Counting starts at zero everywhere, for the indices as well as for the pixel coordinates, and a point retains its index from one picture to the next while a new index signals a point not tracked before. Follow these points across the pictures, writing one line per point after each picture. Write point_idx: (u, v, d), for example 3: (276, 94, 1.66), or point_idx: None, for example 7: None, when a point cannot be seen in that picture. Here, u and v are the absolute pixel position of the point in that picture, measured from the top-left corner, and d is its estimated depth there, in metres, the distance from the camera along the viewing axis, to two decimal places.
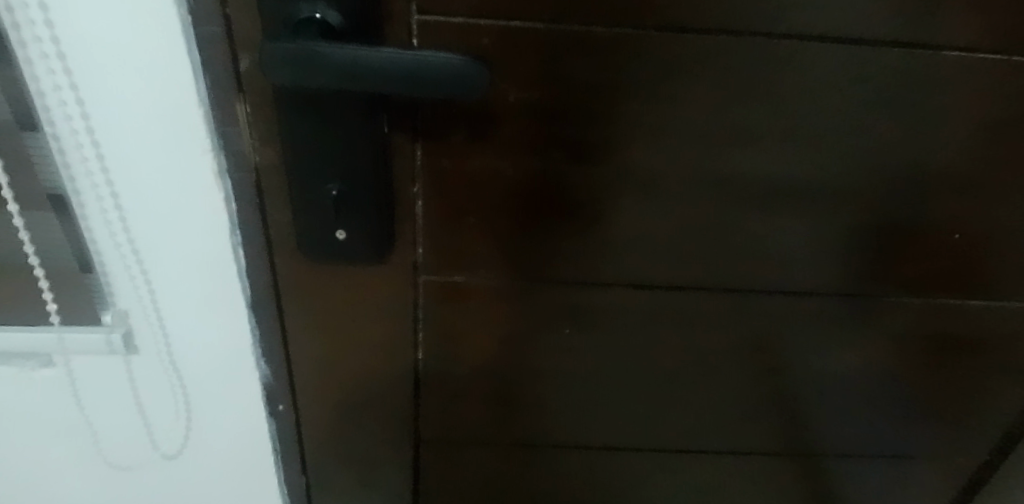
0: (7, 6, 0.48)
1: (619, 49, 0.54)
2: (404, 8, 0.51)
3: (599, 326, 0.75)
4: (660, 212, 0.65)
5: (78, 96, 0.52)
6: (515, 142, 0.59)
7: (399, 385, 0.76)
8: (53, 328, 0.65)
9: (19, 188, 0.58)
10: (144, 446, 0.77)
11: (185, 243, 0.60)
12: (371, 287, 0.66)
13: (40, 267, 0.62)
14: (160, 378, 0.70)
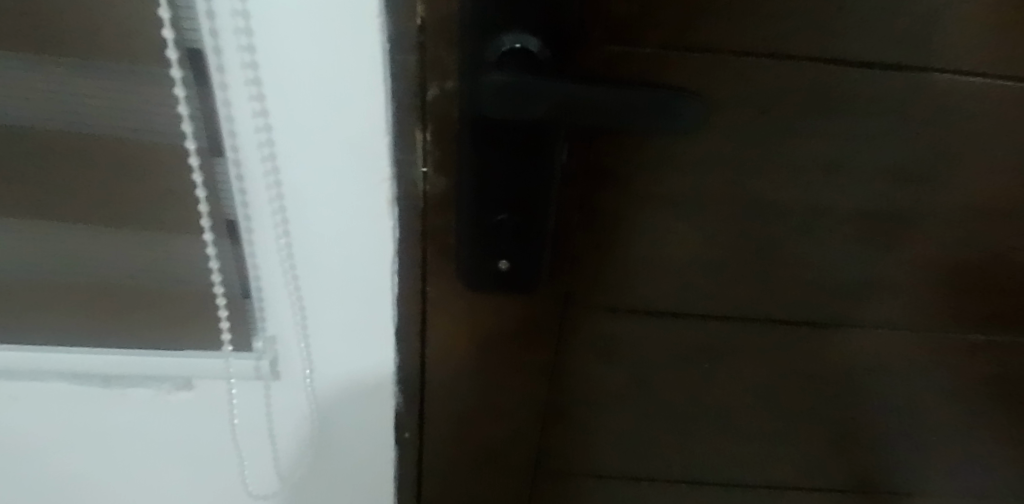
0: (212, 30, 0.48)
1: (826, 88, 0.48)
2: (598, 36, 0.46)
3: (744, 371, 0.70)
4: (834, 261, 0.59)
5: (269, 122, 0.52)
6: (692, 182, 0.54)
7: (528, 424, 0.72)
8: (221, 354, 0.65)
9: (216, 214, 0.58)
10: (269, 467, 0.76)
11: (344, 269, 0.60)
12: (513, 327, 0.62)
13: (223, 294, 0.62)
14: (297, 401, 0.69)
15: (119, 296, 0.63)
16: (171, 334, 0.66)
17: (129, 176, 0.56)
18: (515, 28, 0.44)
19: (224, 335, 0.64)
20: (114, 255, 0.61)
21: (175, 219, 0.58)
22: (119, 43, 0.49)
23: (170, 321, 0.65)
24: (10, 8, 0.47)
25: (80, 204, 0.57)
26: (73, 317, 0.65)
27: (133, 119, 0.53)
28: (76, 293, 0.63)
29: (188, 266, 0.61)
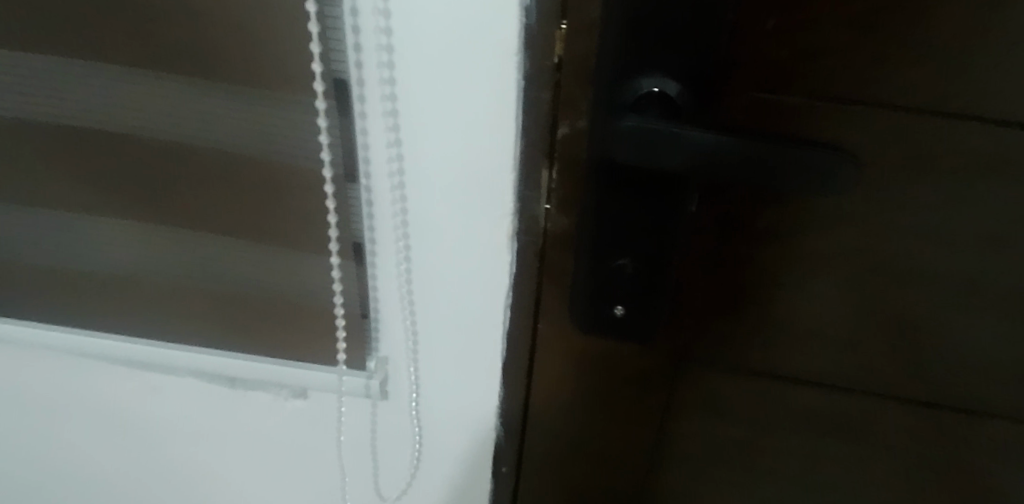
0: (356, 63, 0.50)
1: (990, 149, 0.44)
2: (739, 82, 0.45)
3: (883, 455, 0.63)
4: (991, 340, 0.53)
5: (401, 152, 0.53)
6: (829, 243, 0.50)
7: (631, 479, 0.68)
8: (332, 369, 0.66)
9: (344, 237, 0.58)
10: (368, 485, 0.78)
11: (460, 298, 0.60)
12: (623, 374, 0.60)
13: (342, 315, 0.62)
14: (402, 423, 0.70)
15: (239, 305, 0.65)
16: (292, 345, 0.66)
17: (256, 192, 0.57)
18: (654, 71, 0.43)
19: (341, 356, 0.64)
20: (240, 266, 0.62)
21: (297, 235, 0.59)
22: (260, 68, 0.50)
23: (291, 334, 0.65)
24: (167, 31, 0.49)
25: (212, 214, 0.59)
26: (196, 322, 0.67)
27: (266, 140, 0.54)
28: (201, 299, 0.65)
29: (313, 282, 0.61)
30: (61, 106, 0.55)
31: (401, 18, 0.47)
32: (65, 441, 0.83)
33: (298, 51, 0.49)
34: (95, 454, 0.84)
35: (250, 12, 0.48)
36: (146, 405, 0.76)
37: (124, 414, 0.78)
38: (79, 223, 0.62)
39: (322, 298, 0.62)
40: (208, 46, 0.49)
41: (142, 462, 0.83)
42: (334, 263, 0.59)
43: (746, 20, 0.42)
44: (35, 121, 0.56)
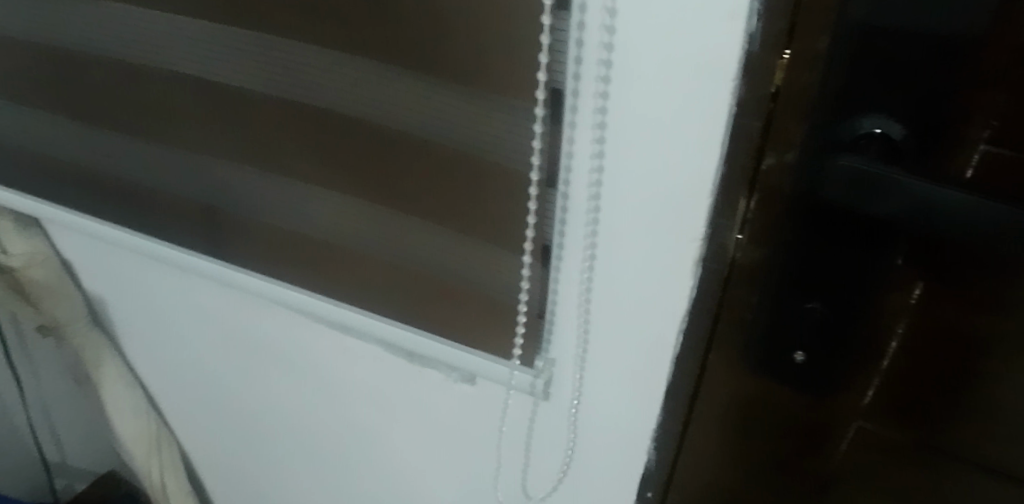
0: (574, 75, 0.52)
1: None
2: (974, 135, 0.42)
3: None
4: None
5: (601, 165, 0.55)
6: None
7: None
8: (507, 364, 0.67)
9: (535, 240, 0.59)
10: (515, 481, 0.80)
11: (634, 314, 0.61)
12: (794, 426, 0.56)
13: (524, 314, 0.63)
14: (558, 428, 0.72)
15: (422, 287, 0.67)
16: (470, 332, 0.68)
17: (453, 180, 0.58)
18: (879, 111, 0.41)
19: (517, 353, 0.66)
20: (426, 249, 0.64)
21: (486, 228, 0.60)
22: (469, 69, 0.52)
23: (471, 320, 0.67)
24: (393, 28, 0.52)
25: (410, 197, 0.61)
26: (382, 296, 0.71)
27: (464, 137, 0.55)
28: (390, 274, 0.68)
29: (493, 277, 0.62)
30: (294, 82, 0.59)
31: (625, 36, 0.49)
32: (269, 376, 0.95)
33: (512, 58, 0.50)
34: (288, 394, 0.95)
35: (470, 15, 0.50)
36: (335, 361, 0.85)
37: (315, 365, 0.87)
38: (292, 188, 0.67)
39: (500, 291, 0.63)
40: (426, 42, 0.52)
41: (323, 411, 0.92)
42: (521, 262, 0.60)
43: (993, 71, 0.39)
44: (270, 95, 0.62)
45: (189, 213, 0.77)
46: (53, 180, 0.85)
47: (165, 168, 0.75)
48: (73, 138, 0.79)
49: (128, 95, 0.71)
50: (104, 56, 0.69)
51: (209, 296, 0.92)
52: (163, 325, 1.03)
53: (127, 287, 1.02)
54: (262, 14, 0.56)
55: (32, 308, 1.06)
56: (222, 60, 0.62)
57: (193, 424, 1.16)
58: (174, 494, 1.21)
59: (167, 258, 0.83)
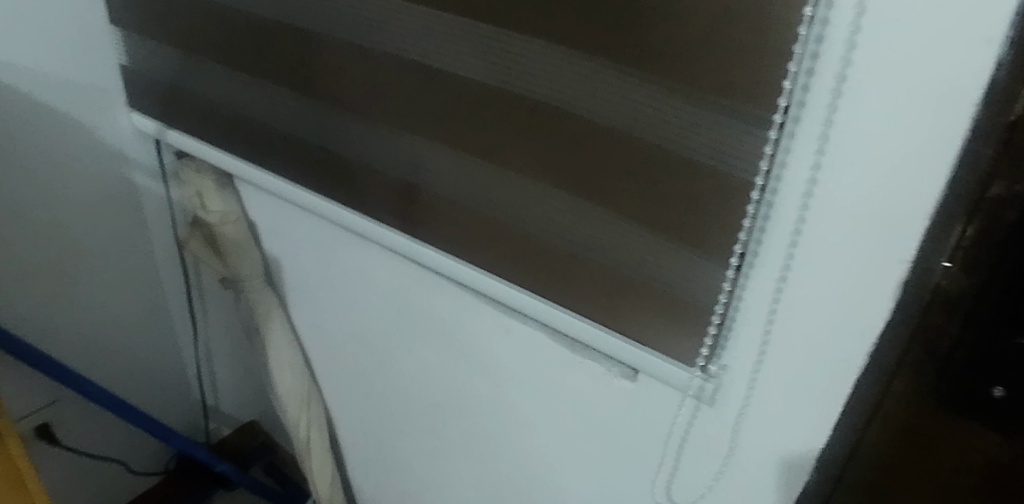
0: (804, 85, 0.52)
1: None
2: None
3: None
4: None
5: (815, 177, 0.55)
6: None
7: None
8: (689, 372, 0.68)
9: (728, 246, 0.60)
10: (661, 485, 0.81)
11: (819, 333, 0.60)
12: None
13: (717, 324, 0.64)
14: (717, 436, 0.73)
15: (602, 280, 0.70)
16: (644, 331, 0.70)
17: (658, 181, 0.60)
18: None
19: (699, 361, 0.67)
20: (611, 245, 0.67)
21: (682, 229, 0.61)
22: (687, 71, 0.54)
23: (648, 320, 0.69)
24: (620, 27, 0.56)
25: (607, 193, 0.64)
26: (558, 285, 0.74)
27: (668, 138, 0.58)
28: (571, 267, 0.71)
29: (678, 278, 0.64)
30: (517, 73, 0.64)
31: (866, 51, 0.49)
32: (427, 350, 1.00)
33: (732, 65, 0.52)
34: (443, 368, 1.00)
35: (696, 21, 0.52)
36: (497, 343, 0.89)
37: (476, 343, 0.92)
38: (490, 174, 0.72)
39: (683, 291, 0.64)
40: (649, 43, 0.55)
41: (476, 389, 0.97)
42: (715, 265, 0.61)
43: None
44: (483, 83, 0.67)
45: (386, 188, 0.84)
46: (265, 147, 0.94)
47: (372, 143, 0.82)
48: (293, 110, 0.87)
49: (354, 74, 0.78)
50: (340, 37, 0.77)
51: (383, 266, 0.98)
52: (332, 290, 1.11)
53: (304, 252, 1.10)
54: (496, 6, 0.62)
55: (219, 261, 1.16)
56: (450, 48, 0.68)
57: (342, 388, 1.24)
58: (316, 450, 1.29)
59: (358, 229, 0.90)
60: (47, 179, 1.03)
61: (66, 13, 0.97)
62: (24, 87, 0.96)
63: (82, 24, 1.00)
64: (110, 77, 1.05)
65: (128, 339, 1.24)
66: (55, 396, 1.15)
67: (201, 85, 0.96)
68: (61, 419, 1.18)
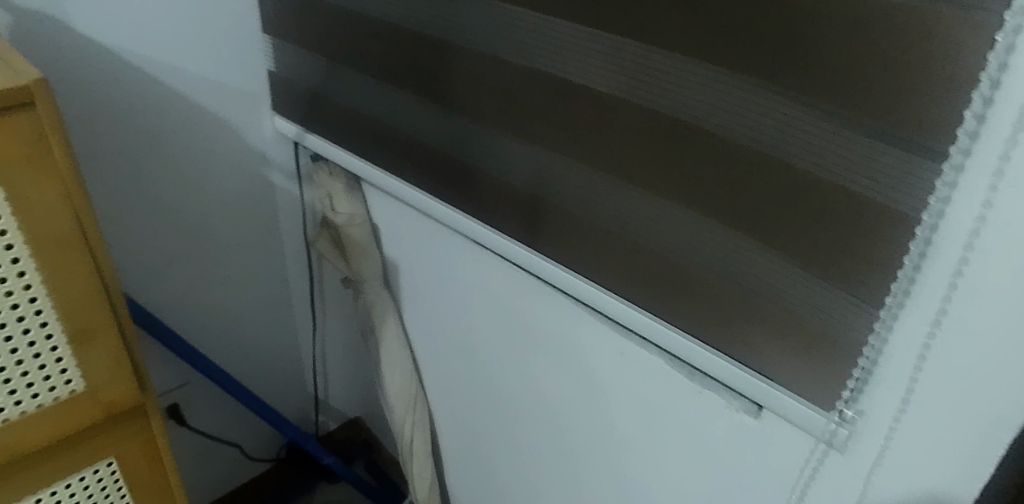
0: (980, 117, 0.49)
1: None
2: None
3: None
4: None
5: (984, 215, 0.51)
6: None
7: None
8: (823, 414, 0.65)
9: (882, 283, 0.56)
10: None
11: (974, 384, 0.56)
12: None
13: (860, 367, 0.61)
14: (845, 484, 0.68)
15: (734, 308, 0.67)
16: (775, 365, 0.67)
17: (808, 211, 0.58)
18: None
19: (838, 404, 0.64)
20: (747, 274, 0.65)
21: (829, 262, 0.58)
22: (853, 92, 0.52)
23: (781, 354, 0.66)
24: (781, 45, 0.55)
25: (748, 220, 0.62)
26: (685, 310, 0.72)
27: (823, 163, 0.56)
28: (701, 293, 0.69)
29: (820, 314, 0.61)
30: (665, 92, 0.63)
31: None
32: (538, 366, 1.00)
33: (905, 87, 0.50)
34: (552, 386, 0.99)
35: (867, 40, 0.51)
36: (613, 365, 0.87)
37: (589, 363, 0.91)
38: (623, 192, 0.71)
39: (823, 328, 0.61)
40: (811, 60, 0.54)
41: (585, 409, 0.95)
42: (865, 304, 0.58)
43: None
44: (627, 99, 0.66)
45: (513, 200, 0.84)
46: (397, 154, 0.97)
47: (504, 155, 0.83)
48: (428, 120, 0.90)
49: (493, 86, 0.80)
50: (484, 49, 0.78)
51: (501, 278, 0.98)
52: (447, 298, 1.12)
53: (423, 258, 1.13)
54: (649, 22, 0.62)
55: (343, 262, 1.21)
56: (595, 64, 0.68)
57: (447, 396, 1.25)
58: (418, 453, 1.31)
59: (481, 239, 0.91)
60: (198, 174, 1.10)
61: (228, 21, 1.05)
62: (184, 88, 1.04)
63: (242, 29, 1.07)
64: (259, 82, 1.11)
65: (255, 330, 1.31)
66: (187, 377, 1.23)
67: (342, 93, 1.00)
68: (189, 399, 1.25)
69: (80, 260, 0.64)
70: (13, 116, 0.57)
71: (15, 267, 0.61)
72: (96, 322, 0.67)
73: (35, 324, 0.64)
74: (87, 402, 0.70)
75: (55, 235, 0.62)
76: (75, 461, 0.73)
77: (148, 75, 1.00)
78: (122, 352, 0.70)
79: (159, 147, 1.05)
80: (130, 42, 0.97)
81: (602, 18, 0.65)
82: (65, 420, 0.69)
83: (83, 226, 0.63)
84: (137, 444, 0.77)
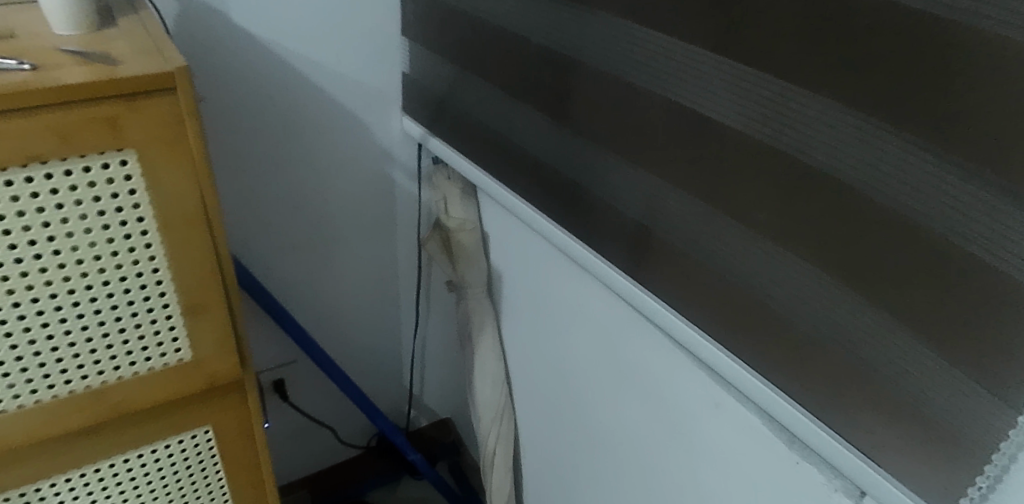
0: None
1: None
2: None
3: None
4: None
5: None
6: None
7: None
8: None
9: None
10: None
11: None
12: None
13: (986, 469, 0.54)
14: None
15: (846, 378, 0.62)
16: (885, 448, 0.61)
17: (944, 283, 0.53)
18: None
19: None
20: (864, 344, 0.59)
21: (961, 344, 0.53)
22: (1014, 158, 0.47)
23: (892, 436, 0.60)
24: (936, 99, 0.50)
25: (873, 286, 0.57)
26: (789, 371, 0.67)
27: (969, 234, 0.50)
28: (811, 356, 0.65)
29: (943, 401, 0.55)
30: (798, 137, 0.59)
31: None
32: (628, 401, 0.97)
33: None
34: (641, 424, 0.95)
35: None
36: (707, 416, 0.83)
37: (681, 409, 0.87)
38: (739, 238, 0.68)
39: (945, 417, 0.55)
40: (970, 120, 0.49)
41: (672, 455, 0.91)
42: (1000, 399, 0.52)
43: None
44: (757, 139, 0.63)
45: (623, 228, 0.82)
46: (513, 168, 0.97)
47: (619, 182, 0.80)
48: (547, 137, 0.89)
49: (617, 111, 0.78)
50: (614, 72, 0.77)
51: (601, 305, 0.96)
52: (544, 316, 1.11)
53: (526, 274, 1.12)
54: (789, 61, 0.58)
55: (451, 266, 1.22)
56: (727, 98, 0.65)
57: (534, 413, 1.24)
58: (500, 465, 1.30)
59: (587, 265, 0.89)
60: (325, 164, 1.15)
61: (372, 21, 1.08)
62: (322, 83, 1.08)
63: (384, 30, 1.10)
64: (393, 82, 1.14)
65: (362, 320, 1.34)
66: (293, 356, 1.28)
67: (469, 101, 1.01)
68: (293, 378, 1.31)
69: (201, 238, 0.67)
70: (155, 100, 0.60)
71: (143, 239, 0.65)
72: (208, 298, 0.70)
73: (154, 294, 0.68)
74: (192, 372, 0.73)
75: (181, 212, 0.65)
76: (174, 424, 0.77)
77: (293, 67, 1.05)
78: (228, 328, 0.73)
79: (293, 136, 1.10)
80: (277, 36, 1.02)
81: (740, 51, 0.62)
82: (171, 386, 0.73)
83: (207, 207, 0.66)
84: (232, 415, 0.80)
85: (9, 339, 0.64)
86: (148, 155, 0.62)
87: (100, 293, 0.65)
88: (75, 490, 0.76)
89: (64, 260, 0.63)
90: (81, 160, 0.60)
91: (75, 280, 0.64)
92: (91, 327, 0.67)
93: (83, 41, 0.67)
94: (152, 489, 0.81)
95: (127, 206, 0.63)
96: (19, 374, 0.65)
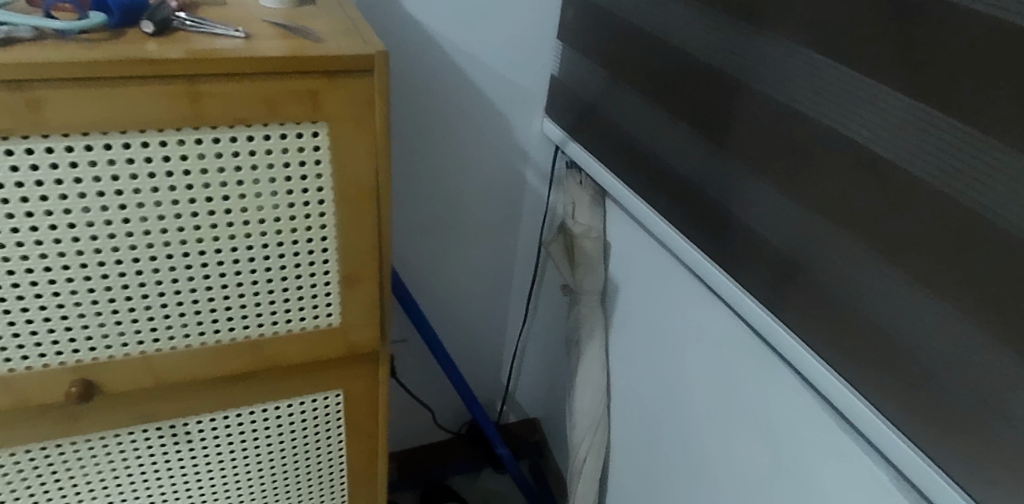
0: None
1: None
2: None
3: None
4: None
5: None
6: None
7: None
8: None
9: None
10: None
11: None
12: None
13: None
14: None
15: (995, 447, 0.60)
16: None
17: None
18: None
19: None
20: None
21: None
22: None
23: None
24: None
25: None
26: (933, 430, 0.66)
27: None
28: (960, 420, 0.63)
29: None
30: (985, 193, 0.58)
31: None
32: (734, 431, 0.96)
33: None
34: (747, 458, 0.94)
35: None
36: (824, 462, 0.81)
37: (796, 450, 0.85)
38: (897, 288, 0.67)
39: None
40: None
41: (776, 494, 0.90)
42: None
43: None
44: (937, 190, 0.62)
45: (766, 259, 0.81)
46: (655, 183, 0.97)
47: (772, 212, 0.79)
48: (698, 157, 0.89)
49: (780, 142, 0.77)
50: (783, 102, 0.76)
51: (724, 332, 0.95)
52: (658, 333, 1.11)
53: (645, 289, 1.12)
54: (988, 117, 0.57)
55: (569, 269, 1.23)
56: (908, 144, 0.64)
57: (629, 428, 1.24)
58: (587, 475, 1.30)
59: (719, 289, 0.89)
60: (464, 155, 1.18)
61: (531, 22, 1.11)
62: (475, 76, 1.12)
63: (541, 32, 1.12)
64: (542, 84, 1.17)
65: (472, 310, 1.37)
66: (405, 335, 1.32)
67: (618, 112, 1.02)
68: (401, 356, 1.35)
69: (369, 213, 0.71)
70: (354, 80, 0.64)
71: (319, 207, 0.69)
72: (364, 271, 0.74)
73: (318, 260, 0.72)
74: (338, 338, 0.77)
75: (356, 187, 0.69)
76: (312, 383, 0.82)
77: (451, 58, 1.09)
78: (376, 301, 0.76)
79: (440, 124, 1.14)
80: (443, 27, 1.06)
81: (937, 99, 0.61)
82: (317, 348, 0.77)
83: (379, 185, 0.70)
84: (361, 382, 0.84)
85: (190, 284, 0.69)
86: (337, 130, 0.66)
87: (273, 253, 0.70)
88: (218, 429, 0.82)
89: (249, 218, 0.67)
90: (280, 128, 0.64)
91: (254, 238, 0.68)
92: (260, 283, 0.71)
93: (285, 15, 0.71)
94: (281, 439, 0.87)
95: (311, 175, 0.67)
96: (192, 317, 0.70)
